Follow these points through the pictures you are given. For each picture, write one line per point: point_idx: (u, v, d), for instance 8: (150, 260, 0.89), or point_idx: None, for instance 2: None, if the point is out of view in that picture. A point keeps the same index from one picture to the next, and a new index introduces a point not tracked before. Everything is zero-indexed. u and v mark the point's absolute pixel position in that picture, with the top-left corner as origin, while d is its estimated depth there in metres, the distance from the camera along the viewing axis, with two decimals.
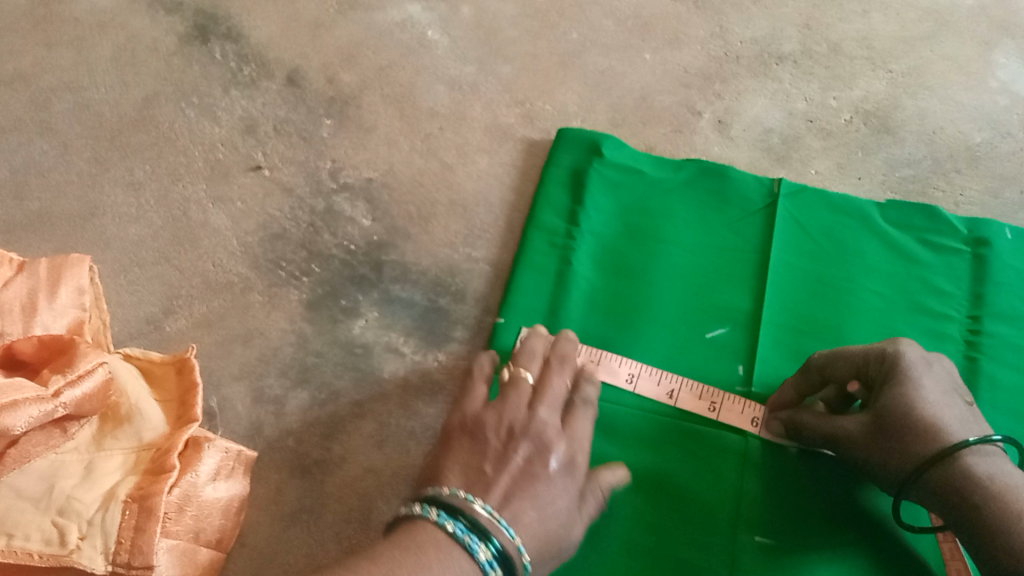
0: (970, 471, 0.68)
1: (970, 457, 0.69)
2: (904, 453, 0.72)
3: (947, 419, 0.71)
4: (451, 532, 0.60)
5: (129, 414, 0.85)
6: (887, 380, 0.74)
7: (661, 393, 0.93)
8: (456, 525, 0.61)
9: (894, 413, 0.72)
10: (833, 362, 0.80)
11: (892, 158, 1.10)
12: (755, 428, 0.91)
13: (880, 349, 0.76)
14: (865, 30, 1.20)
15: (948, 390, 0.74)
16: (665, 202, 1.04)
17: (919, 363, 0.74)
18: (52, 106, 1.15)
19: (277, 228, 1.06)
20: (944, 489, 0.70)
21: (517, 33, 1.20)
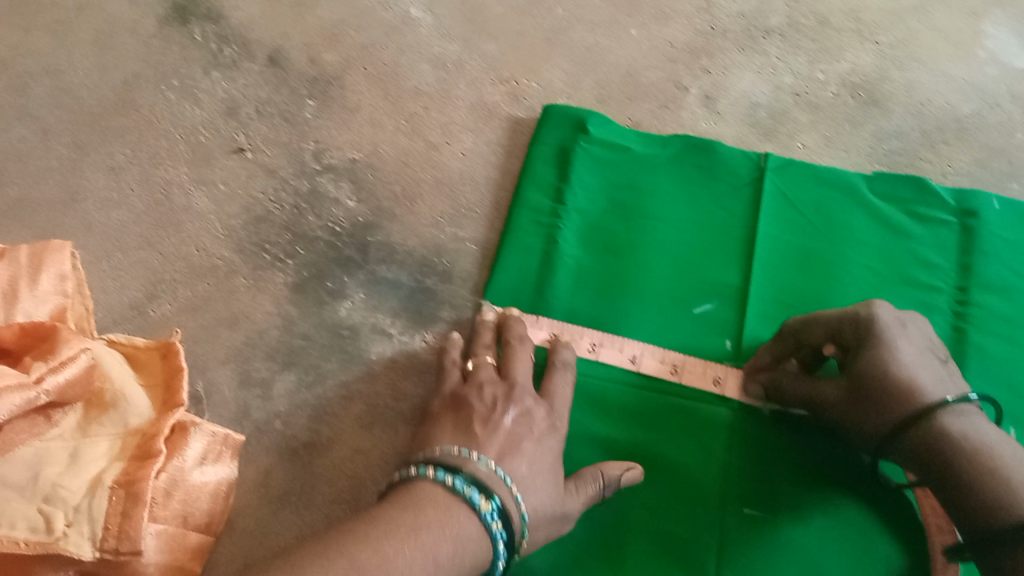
0: (944, 429, 0.68)
1: (945, 415, 0.68)
2: (879, 414, 0.72)
3: (921, 380, 0.71)
4: (451, 486, 0.64)
5: (114, 400, 0.85)
6: (862, 343, 0.74)
7: (627, 360, 0.93)
8: (456, 480, 0.65)
9: (868, 376, 0.72)
10: (809, 326, 0.79)
11: (880, 131, 1.10)
12: (716, 387, 0.92)
13: (854, 313, 0.75)
14: (852, 2, 1.19)
15: (923, 350, 0.74)
16: (652, 178, 1.03)
17: (894, 325, 0.74)
18: (30, 91, 1.13)
19: (260, 210, 1.05)
20: (921, 448, 0.69)
21: (501, 10, 1.19)
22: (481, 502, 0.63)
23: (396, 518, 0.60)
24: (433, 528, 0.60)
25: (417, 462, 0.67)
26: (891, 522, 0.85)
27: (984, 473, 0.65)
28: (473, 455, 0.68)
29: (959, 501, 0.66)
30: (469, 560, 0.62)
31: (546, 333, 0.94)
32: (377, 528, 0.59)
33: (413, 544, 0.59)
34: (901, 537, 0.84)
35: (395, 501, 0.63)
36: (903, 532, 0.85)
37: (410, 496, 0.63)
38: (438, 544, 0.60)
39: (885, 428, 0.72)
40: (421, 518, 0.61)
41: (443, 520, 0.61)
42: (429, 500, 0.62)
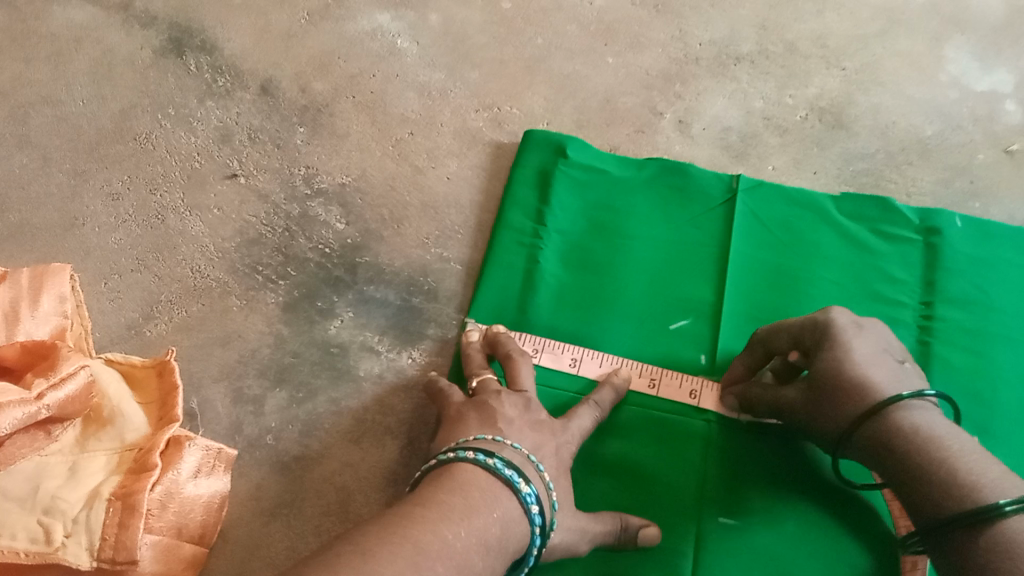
0: (896, 424, 0.72)
1: (898, 410, 0.72)
2: (837, 412, 0.76)
3: (877, 378, 0.75)
4: (493, 466, 0.69)
5: (112, 416, 0.89)
6: (822, 346, 0.78)
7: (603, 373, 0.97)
8: (496, 461, 0.70)
9: (827, 376, 0.77)
10: (774, 334, 0.84)
11: (847, 152, 1.14)
12: (693, 399, 0.95)
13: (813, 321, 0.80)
14: (820, 29, 1.24)
15: (881, 350, 0.78)
16: (628, 199, 1.08)
17: (851, 327, 0.78)
18: (30, 120, 1.17)
19: (253, 233, 1.09)
20: (878, 444, 0.73)
21: (484, 39, 1.24)
22: (520, 483, 0.69)
23: (448, 494, 0.64)
24: (482, 505, 0.64)
25: (454, 448, 0.72)
26: (862, 528, 0.88)
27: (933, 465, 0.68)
28: (506, 443, 0.74)
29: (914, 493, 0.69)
30: (513, 540, 0.66)
31: (531, 348, 0.98)
32: (434, 504, 0.62)
33: (470, 518, 0.62)
34: (870, 543, 0.88)
35: (439, 481, 0.67)
36: (873, 538, 0.88)
37: (455, 474, 0.68)
38: (489, 520, 0.63)
39: (842, 424, 0.76)
40: (470, 495, 0.65)
41: (491, 497, 0.66)
42: (475, 479, 0.67)
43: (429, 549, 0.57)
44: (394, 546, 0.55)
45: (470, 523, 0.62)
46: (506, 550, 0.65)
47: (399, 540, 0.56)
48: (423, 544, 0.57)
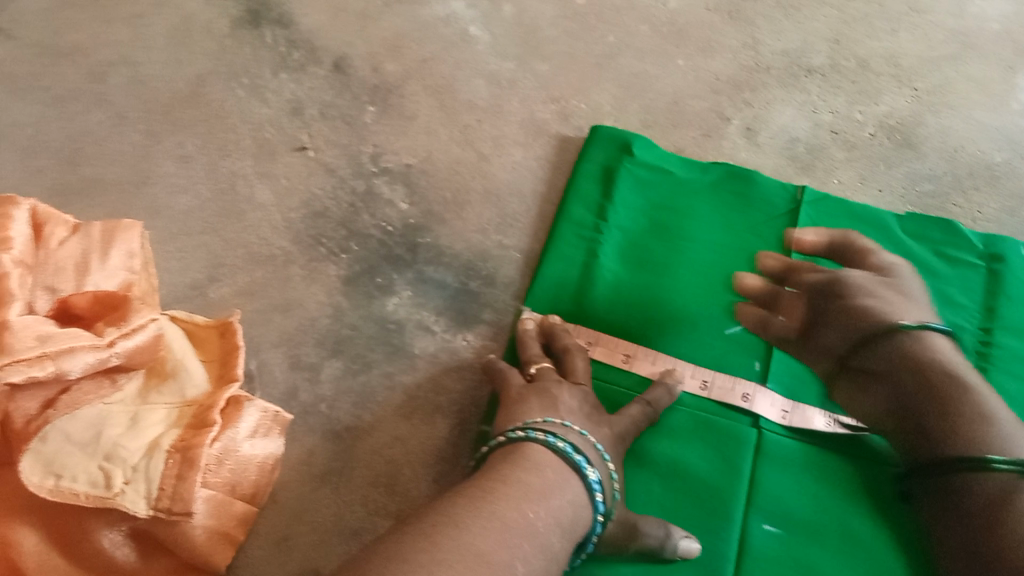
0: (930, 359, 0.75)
1: (921, 342, 0.76)
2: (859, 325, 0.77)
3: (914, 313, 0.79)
4: (564, 451, 0.71)
5: (174, 370, 0.91)
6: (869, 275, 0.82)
7: (655, 374, 0.98)
8: (565, 443, 0.72)
9: (862, 295, 0.79)
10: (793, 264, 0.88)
11: (913, 172, 1.14)
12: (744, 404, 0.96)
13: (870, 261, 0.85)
14: (892, 47, 1.24)
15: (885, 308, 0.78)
16: (691, 201, 1.08)
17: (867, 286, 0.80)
18: (108, 79, 1.20)
19: (318, 206, 1.11)
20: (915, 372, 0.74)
21: (556, 33, 1.25)
22: (587, 468, 0.71)
23: (524, 472, 0.67)
24: (555, 485, 0.67)
25: (522, 427, 0.74)
26: (909, 548, 0.88)
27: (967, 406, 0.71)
28: (574, 429, 0.76)
29: (936, 420, 0.72)
30: (580, 523, 0.68)
31: (587, 341, 0.99)
32: (512, 482, 0.65)
33: (546, 498, 0.65)
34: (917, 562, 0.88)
35: (512, 458, 0.69)
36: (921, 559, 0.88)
37: (527, 453, 0.70)
38: (563, 502, 0.66)
39: (864, 332, 0.77)
40: (544, 475, 0.67)
41: (561, 478, 0.68)
42: (545, 459, 0.69)
43: (514, 527, 0.60)
44: (485, 522, 0.59)
45: (547, 503, 0.65)
46: (576, 532, 0.67)
47: (488, 516, 0.60)
48: (509, 521, 0.61)
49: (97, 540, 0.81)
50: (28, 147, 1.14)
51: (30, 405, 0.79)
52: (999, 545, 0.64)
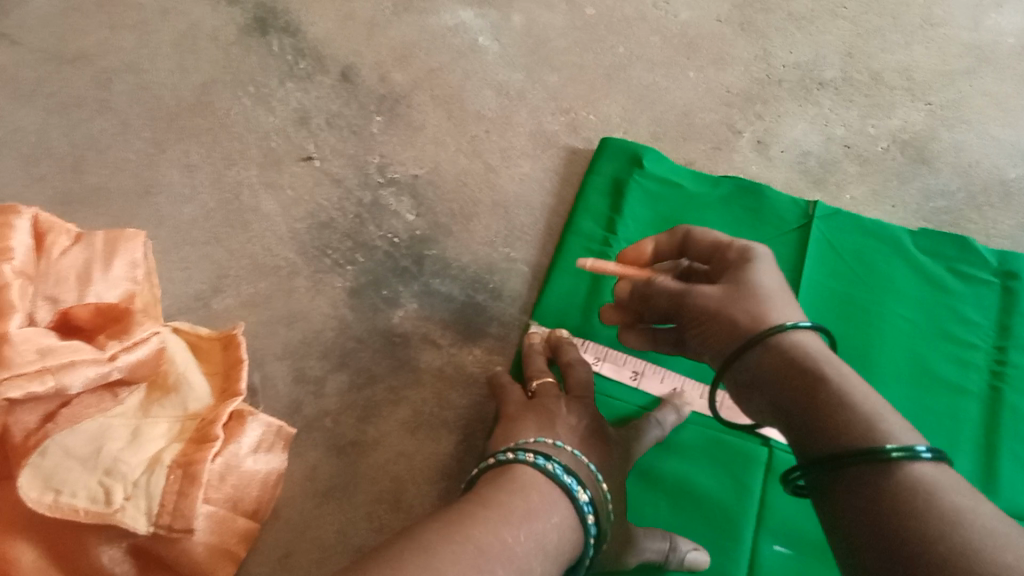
0: (802, 353, 0.59)
1: (797, 340, 0.61)
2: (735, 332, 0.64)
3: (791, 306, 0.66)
4: (552, 473, 0.68)
5: (176, 384, 0.88)
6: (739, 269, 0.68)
7: (665, 392, 0.96)
8: (554, 466, 0.69)
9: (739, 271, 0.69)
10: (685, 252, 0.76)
11: (926, 188, 1.13)
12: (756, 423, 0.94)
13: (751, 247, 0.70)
14: (906, 61, 1.24)
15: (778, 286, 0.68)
16: (702, 215, 1.07)
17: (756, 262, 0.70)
18: (113, 86, 1.19)
19: (324, 217, 1.09)
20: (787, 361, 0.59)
21: (566, 44, 1.24)
22: (578, 491, 0.68)
23: (508, 496, 0.64)
24: (541, 509, 0.65)
25: (513, 448, 0.72)
26: None
27: (821, 389, 0.56)
28: (564, 449, 0.73)
29: (807, 416, 0.56)
30: (569, 548, 0.66)
31: (593, 357, 0.98)
32: (495, 506, 0.62)
33: (530, 522, 0.62)
34: None
35: (500, 480, 0.67)
36: None
37: (513, 476, 0.68)
38: (548, 526, 0.64)
39: (744, 342, 0.63)
40: (530, 498, 0.65)
41: (547, 501, 0.66)
42: (532, 482, 0.67)
43: (490, 552, 0.57)
44: (455, 548, 0.56)
45: (531, 527, 0.62)
46: (562, 557, 0.64)
47: (460, 541, 0.57)
48: (483, 546, 0.57)
49: (96, 556, 0.80)
50: (31, 154, 1.13)
51: (30, 418, 0.78)
52: (927, 542, 0.44)
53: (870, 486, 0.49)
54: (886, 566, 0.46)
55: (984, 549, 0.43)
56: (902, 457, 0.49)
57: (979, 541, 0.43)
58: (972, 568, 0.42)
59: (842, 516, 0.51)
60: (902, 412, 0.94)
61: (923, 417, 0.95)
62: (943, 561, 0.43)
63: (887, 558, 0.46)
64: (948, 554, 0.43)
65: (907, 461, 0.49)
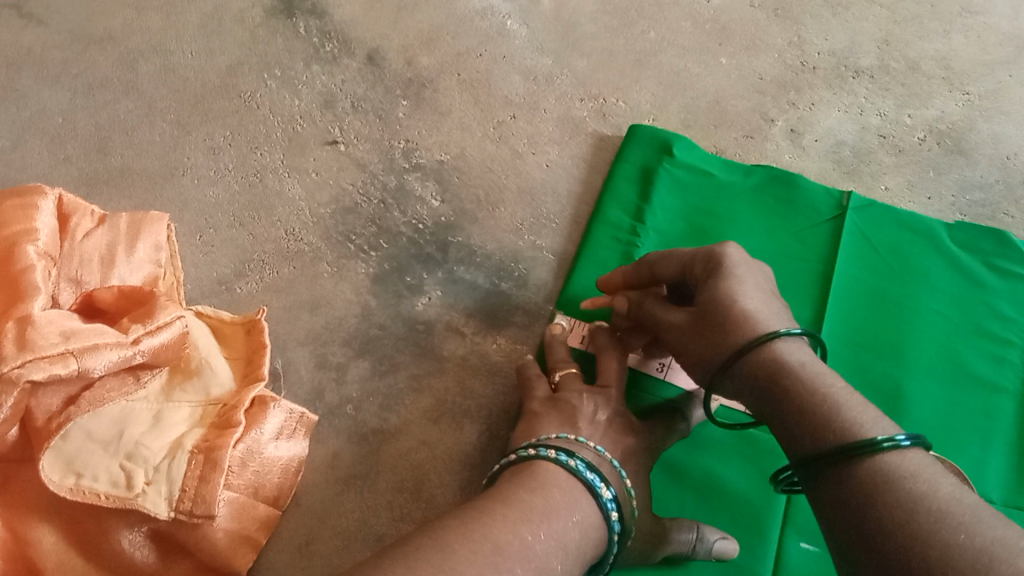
0: (786, 357, 0.62)
1: (783, 344, 0.63)
2: (724, 342, 0.66)
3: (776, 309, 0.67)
4: (575, 469, 0.67)
5: (199, 368, 0.87)
6: (721, 275, 0.69)
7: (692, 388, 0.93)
8: (577, 463, 0.68)
9: (729, 275, 0.69)
10: (666, 258, 0.78)
11: (964, 180, 1.10)
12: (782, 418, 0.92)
13: (730, 249, 0.72)
14: (944, 50, 1.20)
15: (766, 292, 0.69)
16: (733, 205, 1.05)
17: (742, 265, 0.71)
18: (138, 67, 1.18)
19: (348, 202, 1.08)
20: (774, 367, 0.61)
21: (596, 29, 1.22)
22: (601, 488, 0.67)
23: (529, 494, 0.63)
24: (562, 507, 0.63)
25: (535, 444, 0.70)
26: None
27: (805, 390, 0.59)
28: (587, 444, 0.72)
29: (795, 420, 0.58)
30: (591, 546, 0.64)
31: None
32: (513, 504, 0.61)
33: (549, 520, 0.61)
34: None
35: (520, 477, 0.66)
36: None
37: (535, 473, 0.66)
38: (568, 525, 0.62)
39: (735, 352, 0.64)
40: (550, 496, 0.63)
41: (570, 499, 0.65)
42: (554, 479, 0.66)
43: (508, 550, 0.56)
44: (474, 546, 0.54)
45: (550, 525, 0.61)
46: (585, 555, 0.63)
47: (479, 539, 0.55)
48: (502, 544, 0.56)
49: (116, 541, 0.79)
50: (56, 135, 1.12)
51: (52, 401, 0.74)
52: (908, 528, 0.47)
53: (851, 477, 0.52)
54: (873, 555, 0.48)
55: (960, 528, 0.46)
56: (881, 447, 0.52)
57: (956, 522, 0.46)
58: (947, 546, 0.45)
59: (829, 508, 0.53)
60: (934, 411, 0.92)
61: (957, 415, 0.92)
62: (921, 542, 0.46)
63: (873, 545, 0.49)
64: (926, 535, 0.46)
65: (886, 449, 0.52)
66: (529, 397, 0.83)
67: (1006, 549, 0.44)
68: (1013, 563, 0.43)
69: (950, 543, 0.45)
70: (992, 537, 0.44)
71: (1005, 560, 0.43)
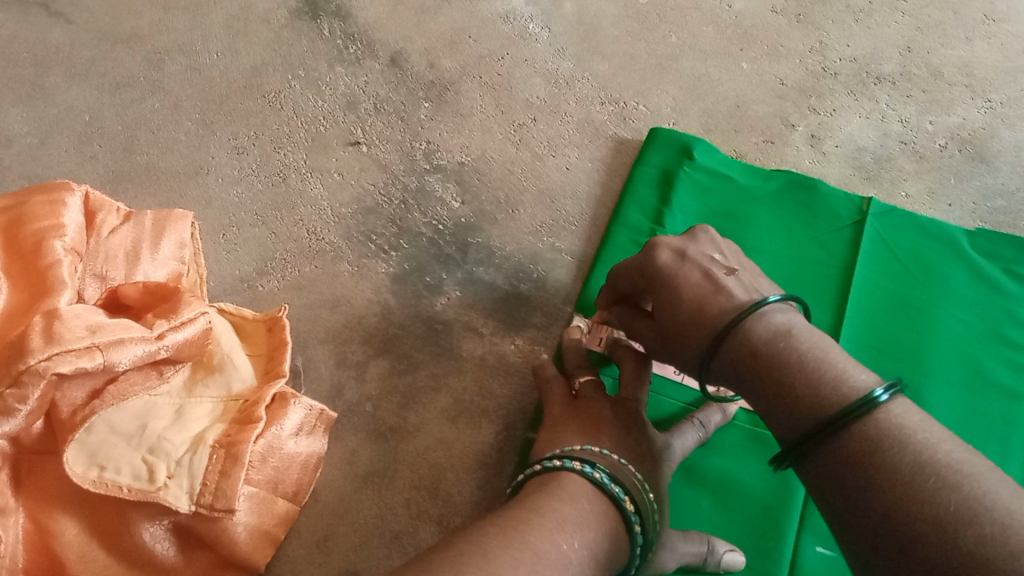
0: (746, 335, 0.57)
1: (748, 325, 0.58)
2: (688, 347, 0.63)
3: (727, 285, 0.63)
4: (599, 482, 0.67)
5: (221, 363, 0.89)
6: (660, 280, 0.68)
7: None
8: (602, 475, 0.68)
9: (668, 280, 0.67)
10: (618, 276, 0.77)
11: (985, 187, 1.10)
12: None
13: (656, 250, 0.69)
14: (967, 57, 1.20)
15: (711, 271, 0.65)
16: (753, 208, 1.05)
17: (673, 261, 0.68)
18: (165, 67, 1.20)
19: (370, 202, 1.09)
20: (735, 359, 0.58)
21: (618, 33, 1.23)
22: (625, 500, 0.67)
23: (559, 504, 0.63)
24: (592, 517, 0.64)
25: (559, 455, 0.71)
26: None
27: (765, 370, 0.55)
28: (611, 456, 0.72)
29: (769, 404, 0.54)
30: (615, 558, 0.64)
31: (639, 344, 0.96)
32: (547, 513, 0.61)
33: (581, 530, 0.61)
34: None
35: (548, 488, 0.66)
36: None
37: (561, 485, 0.66)
38: (598, 535, 0.63)
39: (699, 353, 0.62)
40: (581, 508, 0.64)
41: (596, 510, 0.65)
42: (580, 491, 0.66)
43: (547, 558, 0.56)
44: (516, 553, 0.55)
45: (582, 535, 0.61)
46: (611, 564, 0.64)
47: (520, 547, 0.56)
48: (540, 552, 0.56)
49: (137, 534, 0.81)
50: (84, 133, 1.14)
51: (77, 394, 0.75)
52: (883, 504, 0.44)
53: (833, 454, 0.48)
54: (863, 525, 0.45)
55: (930, 495, 0.42)
56: (858, 412, 0.48)
57: (925, 486, 0.43)
58: (914, 520, 0.42)
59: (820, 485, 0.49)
60: (952, 417, 0.92)
61: (975, 420, 0.92)
62: (896, 518, 0.43)
63: (861, 521, 0.45)
64: (903, 505, 0.43)
65: (865, 413, 0.48)
66: (549, 401, 0.83)
67: (974, 509, 0.40)
68: (979, 525, 0.40)
69: (921, 513, 0.42)
70: (960, 499, 0.41)
71: (975, 522, 0.40)
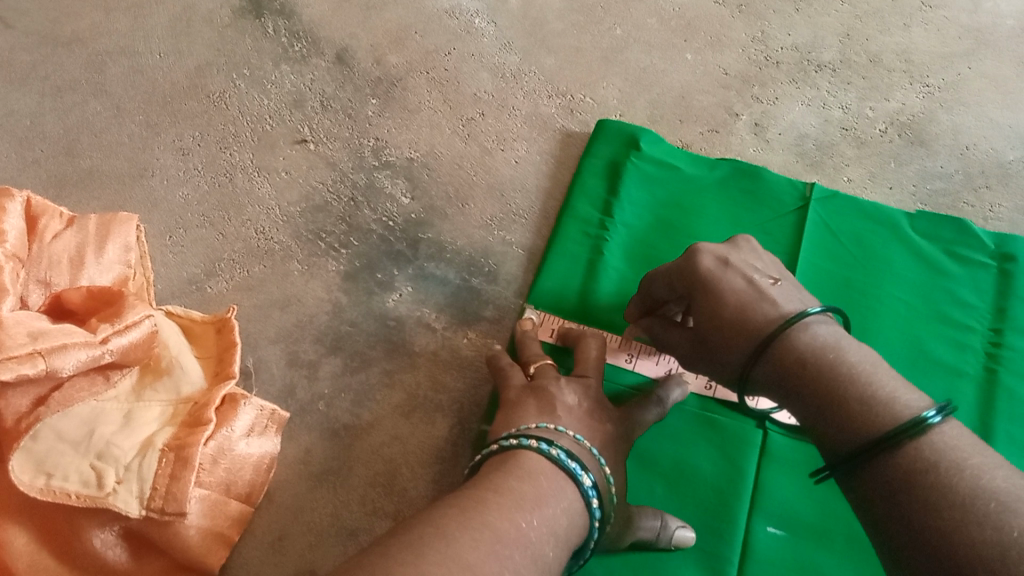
0: (792, 346, 0.58)
1: (796, 335, 0.59)
2: (729, 354, 0.64)
3: (771, 293, 0.64)
4: (557, 458, 0.67)
5: (170, 367, 0.87)
6: (701, 285, 0.68)
7: (660, 374, 0.95)
8: (559, 451, 0.68)
9: (707, 285, 0.67)
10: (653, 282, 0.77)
11: (924, 170, 1.12)
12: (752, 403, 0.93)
13: (699, 255, 0.69)
14: (905, 43, 1.22)
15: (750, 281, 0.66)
16: (699, 198, 1.06)
17: (715, 267, 0.68)
18: (107, 69, 1.18)
19: (319, 200, 1.09)
20: (780, 376, 0.59)
21: (563, 26, 1.23)
22: (583, 476, 0.67)
23: (518, 481, 0.63)
24: (550, 494, 0.63)
25: (516, 434, 0.70)
26: None
27: (817, 381, 0.55)
28: (567, 433, 0.72)
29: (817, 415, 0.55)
30: (575, 534, 0.65)
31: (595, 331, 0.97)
32: (507, 491, 0.61)
33: (539, 508, 0.61)
34: None
35: (506, 466, 0.65)
36: None
37: (519, 463, 0.66)
38: (558, 510, 0.63)
39: (739, 364, 0.63)
40: (538, 485, 0.64)
41: (555, 485, 0.65)
42: (538, 469, 0.66)
43: (506, 537, 0.56)
44: (476, 533, 0.54)
45: (540, 512, 0.61)
46: (570, 541, 0.64)
47: (480, 527, 0.55)
48: (500, 533, 0.56)
49: (89, 540, 0.79)
50: (24, 137, 1.12)
51: (21, 401, 0.74)
52: (940, 527, 0.43)
53: (886, 469, 0.48)
54: (912, 539, 0.45)
55: (986, 517, 0.42)
56: (912, 432, 0.48)
57: (986, 511, 0.42)
58: (975, 543, 0.41)
59: (869, 497, 0.49)
60: None
61: None
62: (948, 539, 0.43)
63: (910, 539, 0.45)
64: (959, 531, 0.42)
65: (918, 433, 0.48)
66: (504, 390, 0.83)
67: None
68: None
69: (984, 538, 0.41)
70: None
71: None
